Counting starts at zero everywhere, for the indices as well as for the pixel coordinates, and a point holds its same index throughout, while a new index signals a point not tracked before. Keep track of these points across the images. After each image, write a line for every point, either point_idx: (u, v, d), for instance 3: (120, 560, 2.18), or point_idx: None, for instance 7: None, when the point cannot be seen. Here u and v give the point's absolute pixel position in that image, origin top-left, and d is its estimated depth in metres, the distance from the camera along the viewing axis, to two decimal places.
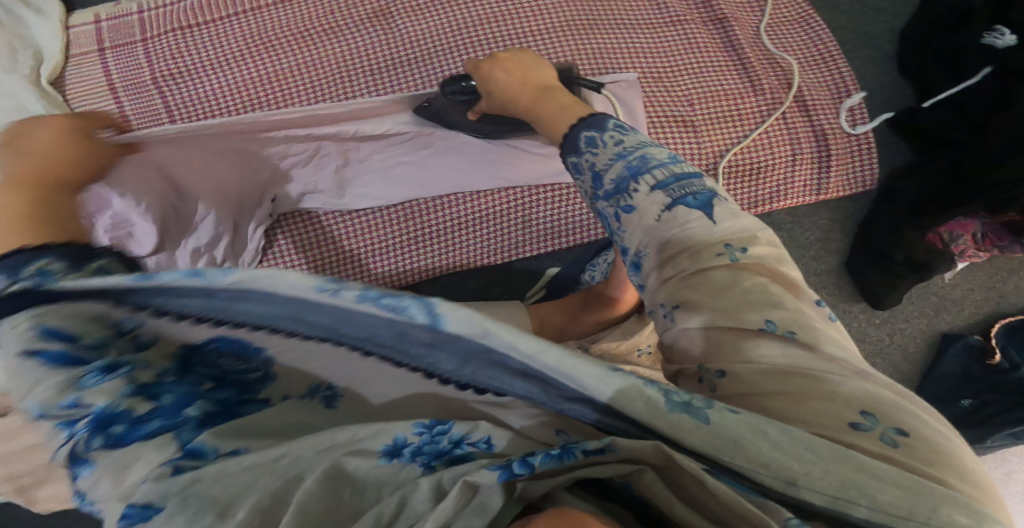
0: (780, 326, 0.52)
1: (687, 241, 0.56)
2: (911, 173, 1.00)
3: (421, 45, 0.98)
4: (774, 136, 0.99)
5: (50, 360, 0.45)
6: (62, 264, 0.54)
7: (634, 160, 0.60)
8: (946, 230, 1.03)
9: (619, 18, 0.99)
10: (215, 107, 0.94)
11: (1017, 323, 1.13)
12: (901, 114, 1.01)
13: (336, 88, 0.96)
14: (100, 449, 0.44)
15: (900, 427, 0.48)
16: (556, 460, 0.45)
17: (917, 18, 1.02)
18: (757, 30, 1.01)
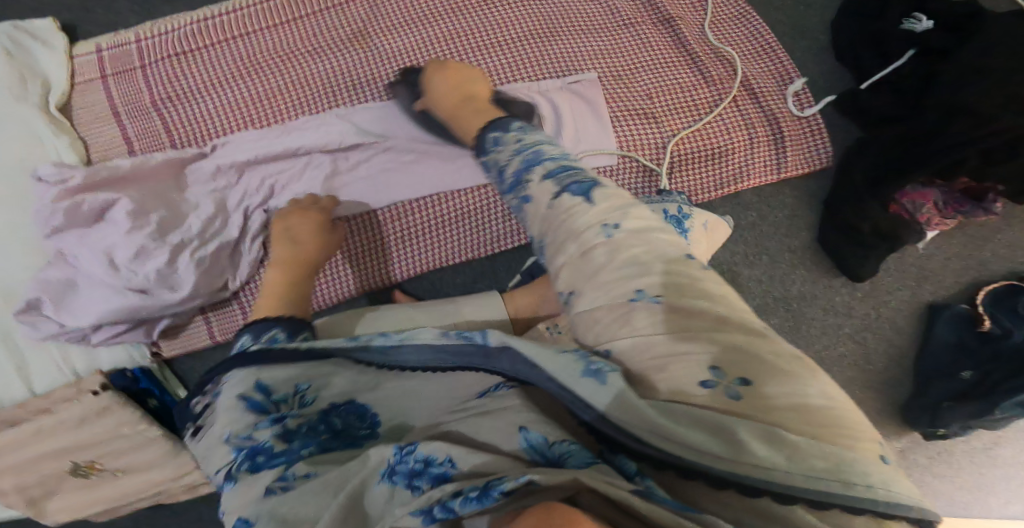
0: (647, 293, 0.66)
1: (576, 226, 0.70)
2: (863, 148, 1.05)
3: (393, 62, 1.08)
4: (728, 122, 1.06)
5: (255, 405, 0.78)
6: (282, 331, 0.87)
7: (529, 154, 0.75)
8: (908, 200, 1.07)
9: (571, 23, 1.08)
10: (209, 124, 1.07)
11: (999, 290, 1.13)
12: (843, 96, 1.07)
13: (316, 104, 1.08)
14: (246, 470, 0.74)
15: (757, 374, 0.63)
16: (475, 501, 0.61)
17: (846, 9, 1.09)
18: (702, 27, 1.09)
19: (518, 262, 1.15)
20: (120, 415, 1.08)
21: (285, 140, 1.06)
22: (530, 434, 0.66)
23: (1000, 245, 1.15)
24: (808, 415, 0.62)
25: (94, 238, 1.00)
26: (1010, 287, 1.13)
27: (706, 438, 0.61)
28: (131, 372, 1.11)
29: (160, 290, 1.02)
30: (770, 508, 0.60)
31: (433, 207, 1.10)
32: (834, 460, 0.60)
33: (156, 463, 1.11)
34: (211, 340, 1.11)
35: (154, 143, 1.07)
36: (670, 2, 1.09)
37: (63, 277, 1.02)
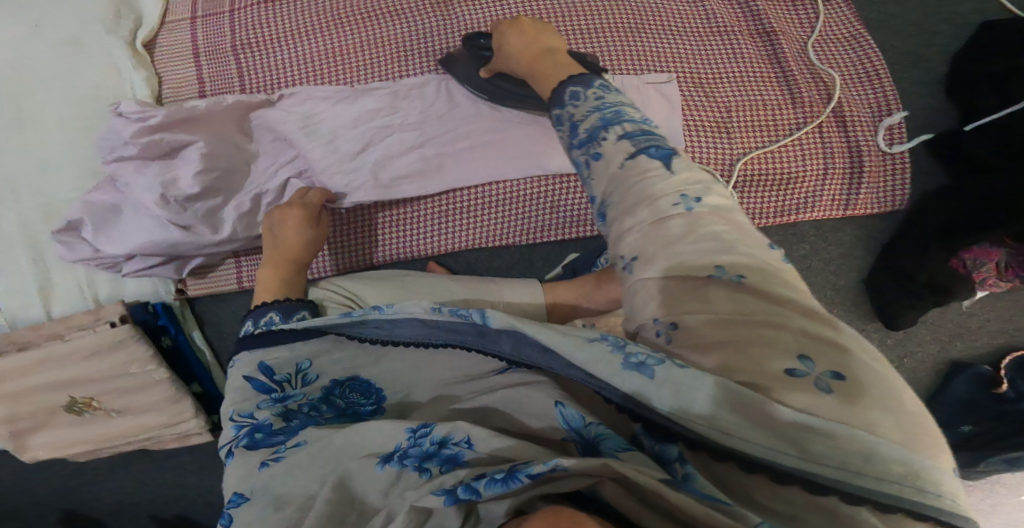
0: (730, 271, 0.62)
1: (654, 191, 0.65)
2: (940, 197, 1.02)
3: (473, 34, 1.07)
4: (808, 148, 1.03)
5: (261, 385, 0.87)
6: (278, 313, 0.93)
7: (608, 114, 0.69)
8: (970, 257, 1.07)
9: (667, 20, 1.04)
10: (282, 75, 1.08)
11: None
12: (944, 136, 1.02)
13: (391, 66, 1.07)
14: (246, 444, 0.82)
15: (837, 373, 0.59)
16: (501, 483, 0.65)
17: (969, 44, 1.02)
18: (804, 44, 1.04)
19: (555, 256, 1.13)
20: (132, 352, 1.07)
21: (355, 106, 1.06)
22: (565, 409, 0.71)
23: None
24: (904, 421, 0.58)
25: (153, 170, 1.03)
26: None
27: (766, 432, 0.58)
28: (151, 307, 1.12)
29: (202, 228, 1.05)
30: (834, 507, 0.57)
31: (478, 199, 1.09)
32: (909, 463, 0.56)
33: (155, 406, 1.13)
34: (236, 286, 1.14)
35: (222, 86, 1.08)
36: (773, 14, 1.05)
37: (109, 201, 1.05)
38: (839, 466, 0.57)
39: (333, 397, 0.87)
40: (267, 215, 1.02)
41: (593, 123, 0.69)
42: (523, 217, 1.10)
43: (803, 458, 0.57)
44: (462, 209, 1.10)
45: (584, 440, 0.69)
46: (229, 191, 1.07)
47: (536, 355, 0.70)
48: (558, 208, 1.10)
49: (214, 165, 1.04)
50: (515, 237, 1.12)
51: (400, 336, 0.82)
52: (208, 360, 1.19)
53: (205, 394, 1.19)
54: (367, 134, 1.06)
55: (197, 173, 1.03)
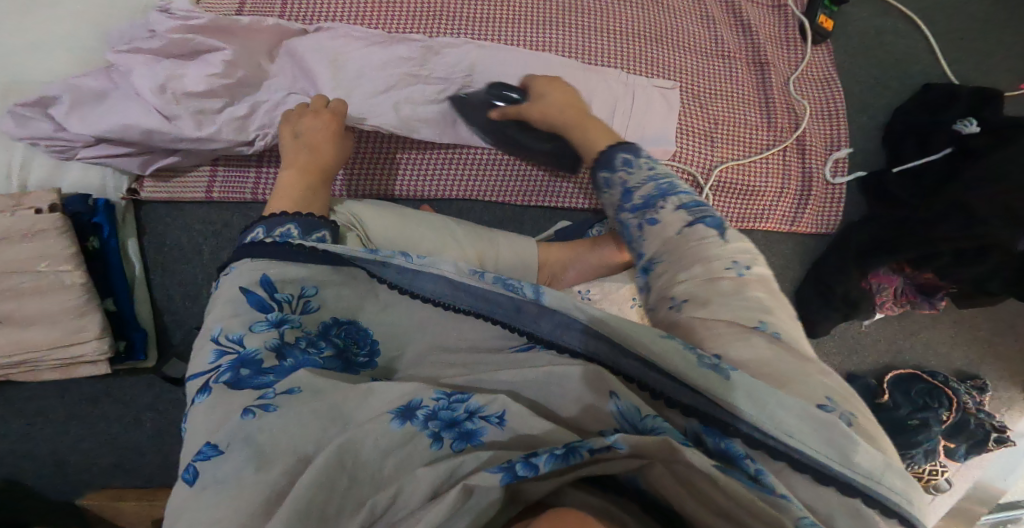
0: (769, 327, 0.74)
1: (708, 254, 0.79)
2: (866, 224, 1.24)
3: (513, 9, 1.15)
4: (773, 167, 1.22)
5: (258, 300, 0.84)
6: (296, 227, 0.90)
7: (663, 184, 0.85)
8: (875, 282, 1.27)
9: (681, 38, 1.20)
10: (323, 9, 1.10)
11: (901, 376, 1.39)
12: (871, 175, 1.26)
13: (432, 21, 1.12)
14: (226, 381, 0.79)
15: (852, 413, 0.71)
16: (559, 459, 0.68)
17: (910, 103, 1.28)
18: (788, 80, 1.24)
19: (542, 222, 1.21)
20: (46, 246, 1.00)
21: (389, 49, 1.07)
22: (623, 405, 0.74)
23: (921, 341, 1.41)
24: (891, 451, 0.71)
25: (162, 66, 0.99)
26: (909, 375, 1.38)
27: (819, 441, 0.68)
28: (92, 201, 1.06)
29: (189, 126, 1.00)
30: (858, 508, 0.68)
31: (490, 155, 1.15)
32: (908, 481, 0.69)
33: (48, 318, 1.01)
34: (204, 196, 1.11)
35: (262, 8, 1.09)
36: (769, 49, 1.23)
37: (95, 85, 0.99)
38: (865, 474, 0.68)
39: (330, 335, 0.86)
40: (282, 125, 1.00)
41: (648, 193, 0.85)
42: (522, 180, 1.17)
43: (842, 462, 0.68)
44: (470, 162, 1.16)
45: (638, 433, 0.72)
46: (232, 99, 1.02)
47: (579, 338, 0.77)
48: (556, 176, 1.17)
49: (233, 73, 1.01)
50: (512, 197, 1.18)
51: (419, 288, 0.84)
52: (134, 275, 1.12)
53: (118, 314, 1.09)
54: (393, 78, 1.06)
55: (212, 74, 0.99)
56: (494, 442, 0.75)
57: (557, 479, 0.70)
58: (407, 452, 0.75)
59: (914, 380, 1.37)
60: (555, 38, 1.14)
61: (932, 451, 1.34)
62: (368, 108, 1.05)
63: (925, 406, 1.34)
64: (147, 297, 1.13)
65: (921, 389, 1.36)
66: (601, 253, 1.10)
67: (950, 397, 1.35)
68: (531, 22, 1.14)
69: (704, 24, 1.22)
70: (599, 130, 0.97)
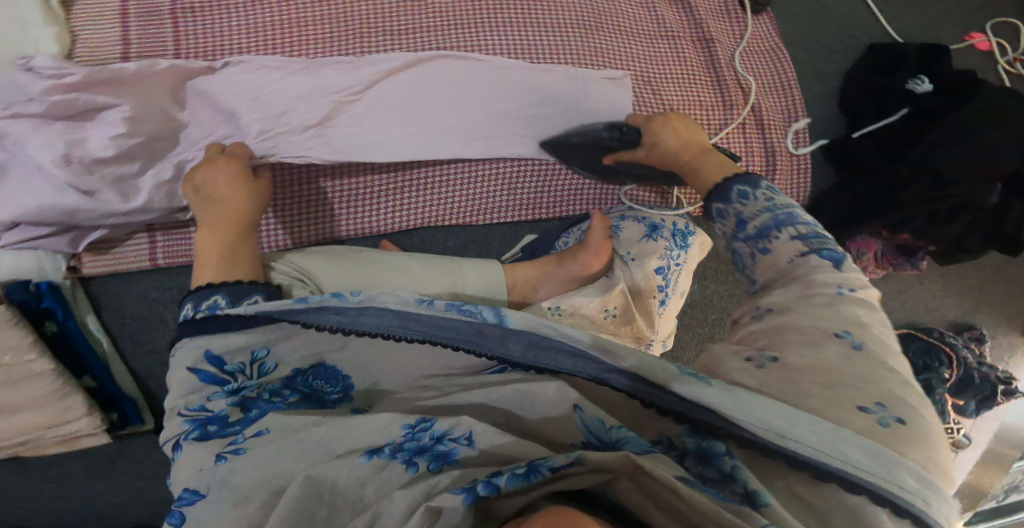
0: (853, 336, 0.69)
1: (812, 275, 0.73)
2: (838, 192, 1.20)
3: (439, 18, 1.08)
4: (734, 145, 1.17)
5: (208, 377, 0.79)
6: (224, 298, 0.84)
7: (780, 214, 0.77)
8: (855, 246, 1.24)
9: (619, 24, 1.14)
10: (223, 44, 1.03)
11: (900, 336, 1.33)
12: (835, 142, 1.22)
13: (349, 41, 1.06)
14: (196, 438, 0.76)
15: (900, 417, 0.64)
16: (521, 477, 0.64)
17: (860, 64, 1.25)
18: (734, 54, 1.20)
19: (509, 237, 1.17)
20: (1, 338, 0.92)
21: (317, 77, 1.01)
22: (588, 416, 0.69)
23: (908, 298, 1.36)
24: (926, 454, 0.63)
25: (57, 130, 0.92)
26: (908, 334, 1.34)
27: (814, 436, 0.62)
28: (34, 286, 0.98)
29: (114, 196, 0.95)
30: (856, 504, 0.62)
31: (438, 178, 1.11)
32: (926, 481, 0.61)
33: (32, 404, 0.95)
34: (150, 263, 1.03)
35: (151, 49, 1.01)
36: (711, 25, 1.20)
37: None
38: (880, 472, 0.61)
39: (296, 384, 0.80)
40: (184, 184, 0.95)
41: (763, 222, 0.78)
42: (474, 197, 1.13)
43: (845, 462, 0.61)
44: (422, 185, 1.11)
45: (605, 446, 0.68)
46: (149, 159, 0.97)
47: (556, 358, 0.72)
48: (515, 190, 1.14)
49: (139, 132, 0.95)
50: (472, 217, 1.14)
51: (364, 325, 0.76)
52: (105, 351, 1.04)
53: (101, 390, 1.03)
54: (326, 108, 1.01)
55: (116, 136, 0.93)
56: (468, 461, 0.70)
57: (527, 497, 0.65)
58: (383, 480, 0.69)
59: (913, 338, 1.32)
60: (487, 40, 1.09)
61: (943, 412, 1.27)
62: (311, 151, 1.02)
63: (926, 367, 1.29)
64: (127, 369, 1.05)
65: (920, 349, 1.30)
66: (569, 271, 1.05)
67: (949, 354, 1.30)
68: (459, 26, 1.09)
69: (642, 7, 1.17)
70: (713, 162, 0.92)
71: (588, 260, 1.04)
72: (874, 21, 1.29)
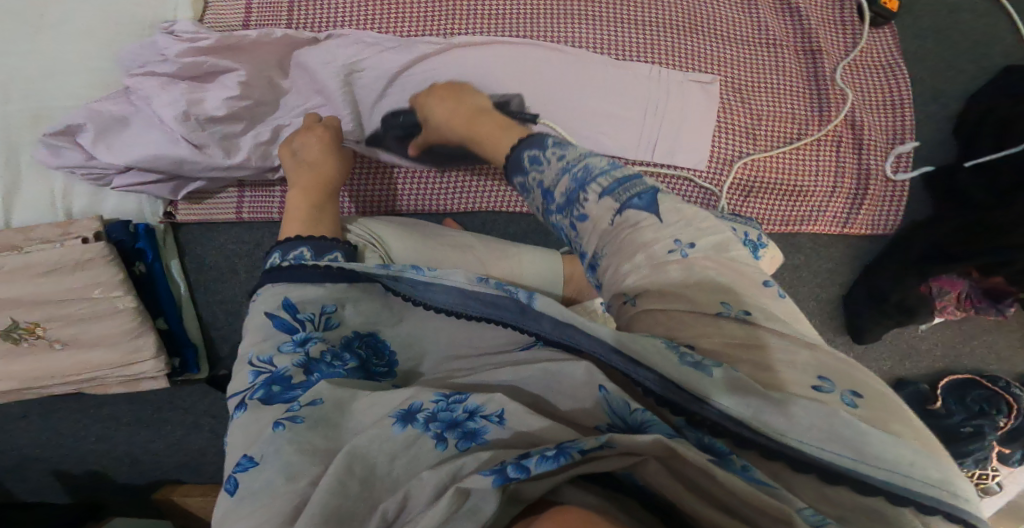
0: (734, 308, 0.67)
1: (642, 241, 0.70)
2: (932, 225, 1.11)
3: (539, 5, 1.07)
4: (823, 165, 1.12)
5: (281, 324, 0.82)
6: (310, 249, 0.87)
7: (578, 172, 0.76)
8: (937, 285, 1.17)
9: (718, 27, 1.11)
10: (329, 13, 1.04)
11: (957, 381, 1.29)
12: (941, 170, 1.13)
13: (446, 22, 1.05)
14: (260, 398, 0.76)
15: (857, 391, 0.62)
16: (549, 461, 0.61)
17: (990, 86, 1.14)
18: (842, 66, 1.13)
19: None
20: (99, 274, 0.97)
21: (408, 56, 1.02)
22: (611, 394, 0.66)
23: (982, 345, 1.30)
24: (917, 431, 0.60)
25: (182, 88, 0.95)
26: (966, 380, 1.29)
27: (819, 434, 0.59)
28: (132, 227, 1.02)
29: (217, 153, 0.97)
30: (879, 509, 0.58)
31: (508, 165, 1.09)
32: (945, 470, 0.58)
33: (108, 342, 1.01)
34: (234, 216, 1.07)
35: (268, 17, 1.04)
36: (821, 34, 1.13)
37: (118, 111, 0.96)
38: (888, 467, 0.57)
39: (353, 347, 0.81)
40: (282, 148, 0.98)
41: (566, 186, 0.76)
42: None
43: (857, 459, 0.58)
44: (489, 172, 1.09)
45: (629, 428, 0.64)
46: (252, 121, 1.00)
47: (572, 337, 0.68)
48: None
49: (247, 97, 0.98)
50: None
51: (436, 301, 0.78)
52: (181, 295, 1.09)
53: (170, 333, 1.07)
54: (407, 84, 1.02)
55: (229, 98, 0.96)
56: (497, 442, 0.69)
57: (553, 478, 0.63)
58: (413, 455, 0.69)
59: (972, 386, 1.27)
60: (582, 32, 1.07)
61: (984, 458, 1.24)
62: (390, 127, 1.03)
63: (981, 415, 1.25)
64: (196, 313, 1.11)
65: (978, 396, 1.26)
66: None
67: (1010, 405, 1.24)
68: (557, 16, 1.07)
69: (745, 10, 1.12)
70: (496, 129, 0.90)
71: None
72: (1016, 39, 1.16)
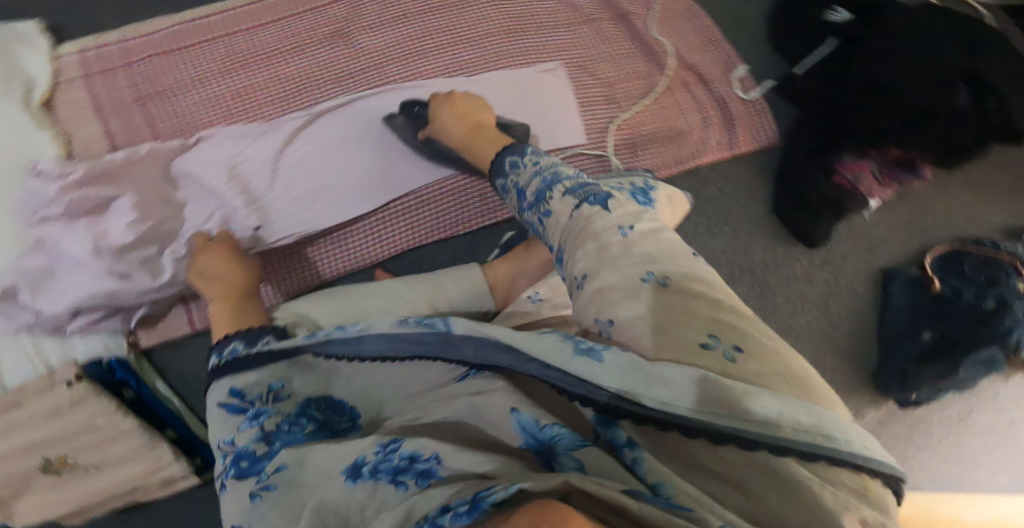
0: (656, 274, 0.80)
1: (594, 228, 0.85)
2: (802, 123, 1.23)
3: (374, 57, 1.19)
4: (685, 105, 1.24)
5: (235, 408, 0.90)
6: (241, 342, 0.95)
7: (546, 175, 0.93)
8: (849, 171, 1.19)
9: (539, 19, 1.24)
10: (190, 119, 1.15)
11: (944, 256, 1.27)
12: (780, 80, 1.28)
13: (299, 96, 1.18)
14: (233, 475, 0.85)
15: (735, 346, 0.76)
16: (466, 515, 0.67)
17: (775, 8, 1.34)
18: (652, 22, 1.29)
19: (491, 241, 1.24)
20: (94, 407, 1.10)
21: (277, 135, 1.13)
22: (521, 415, 0.77)
23: (939, 216, 1.32)
24: (789, 380, 0.74)
25: (83, 226, 1.04)
26: (952, 253, 1.27)
27: (717, 404, 0.71)
28: (107, 363, 1.12)
29: (139, 276, 1.05)
30: (766, 461, 0.70)
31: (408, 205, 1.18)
32: (815, 415, 0.71)
33: (132, 456, 1.13)
34: (190, 329, 1.17)
35: (134, 136, 1.14)
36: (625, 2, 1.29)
37: (42, 264, 1.04)
38: (762, 422, 0.70)
39: (308, 411, 0.91)
40: (189, 271, 1.04)
41: (534, 187, 0.93)
42: (446, 214, 1.20)
43: (732, 417, 0.70)
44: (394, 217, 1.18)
45: (540, 443, 0.76)
46: (162, 240, 1.07)
47: (494, 355, 0.77)
48: (484, 196, 1.21)
49: (148, 216, 1.06)
50: (448, 230, 1.21)
51: (365, 351, 0.84)
52: (179, 408, 1.16)
53: (182, 440, 1.17)
54: (278, 159, 1.13)
55: (130, 222, 1.04)
56: (450, 475, 0.77)
57: None
58: (380, 501, 0.77)
59: (960, 258, 1.26)
60: (423, 67, 1.19)
61: None
62: (280, 202, 1.12)
63: (992, 283, 1.21)
64: (199, 421, 1.18)
65: (973, 265, 1.24)
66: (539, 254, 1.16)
67: (1014, 267, 1.22)
68: (390, 61, 1.19)
69: (557, 1, 1.26)
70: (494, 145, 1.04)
71: None
72: None
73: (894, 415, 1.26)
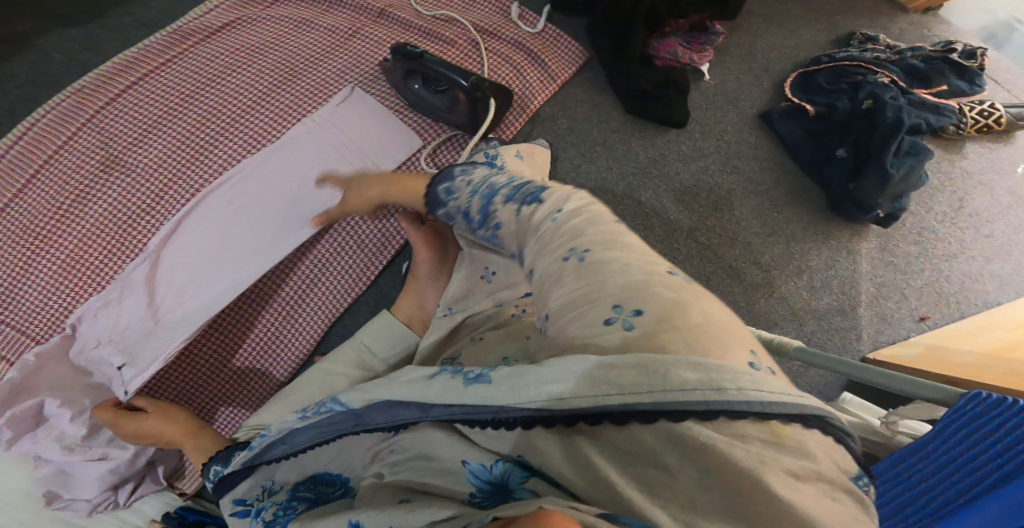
0: (577, 251, 0.72)
1: (533, 225, 0.76)
2: (596, 34, 1.30)
3: (167, 166, 1.15)
4: (492, 63, 1.27)
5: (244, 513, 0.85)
6: (221, 461, 0.91)
7: (484, 189, 0.83)
8: (665, 53, 1.32)
9: (306, 57, 1.25)
10: (42, 309, 1.08)
11: (799, 81, 1.35)
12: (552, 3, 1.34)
13: (122, 238, 1.12)
14: None
15: (637, 309, 0.67)
16: None
17: None
18: (412, 7, 1.31)
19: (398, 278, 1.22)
20: None
21: (133, 283, 1.09)
22: (472, 465, 0.71)
23: (767, 49, 1.39)
24: (689, 337, 0.65)
25: (41, 436, 1.05)
26: (803, 75, 1.35)
27: (615, 388, 0.64)
28: (175, 513, 1.08)
29: (115, 452, 1.06)
30: (690, 437, 0.63)
31: (303, 285, 1.19)
32: (725, 371, 0.63)
33: None
34: None
35: (14, 344, 1.07)
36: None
37: (52, 470, 1.06)
38: (675, 391, 0.63)
39: (300, 493, 0.84)
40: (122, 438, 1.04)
41: (478, 205, 0.83)
42: (338, 276, 1.20)
43: (650, 394, 0.63)
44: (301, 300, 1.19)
45: (496, 484, 0.69)
46: None
47: (399, 412, 0.73)
48: (364, 243, 1.21)
49: (80, 404, 1.06)
50: (352, 288, 1.20)
51: (299, 444, 0.81)
52: None
53: None
54: (159, 302, 1.09)
55: (70, 415, 1.04)
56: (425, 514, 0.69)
57: None
58: None
59: (812, 75, 1.34)
60: (226, 151, 1.17)
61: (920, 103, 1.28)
62: (167, 336, 1.08)
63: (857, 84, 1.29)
64: None
65: (828, 77, 1.33)
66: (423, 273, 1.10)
67: (863, 66, 1.30)
68: (188, 162, 1.16)
69: (306, 31, 1.27)
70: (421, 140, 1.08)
71: (423, 253, 1.09)
72: None
73: (887, 237, 1.26)
